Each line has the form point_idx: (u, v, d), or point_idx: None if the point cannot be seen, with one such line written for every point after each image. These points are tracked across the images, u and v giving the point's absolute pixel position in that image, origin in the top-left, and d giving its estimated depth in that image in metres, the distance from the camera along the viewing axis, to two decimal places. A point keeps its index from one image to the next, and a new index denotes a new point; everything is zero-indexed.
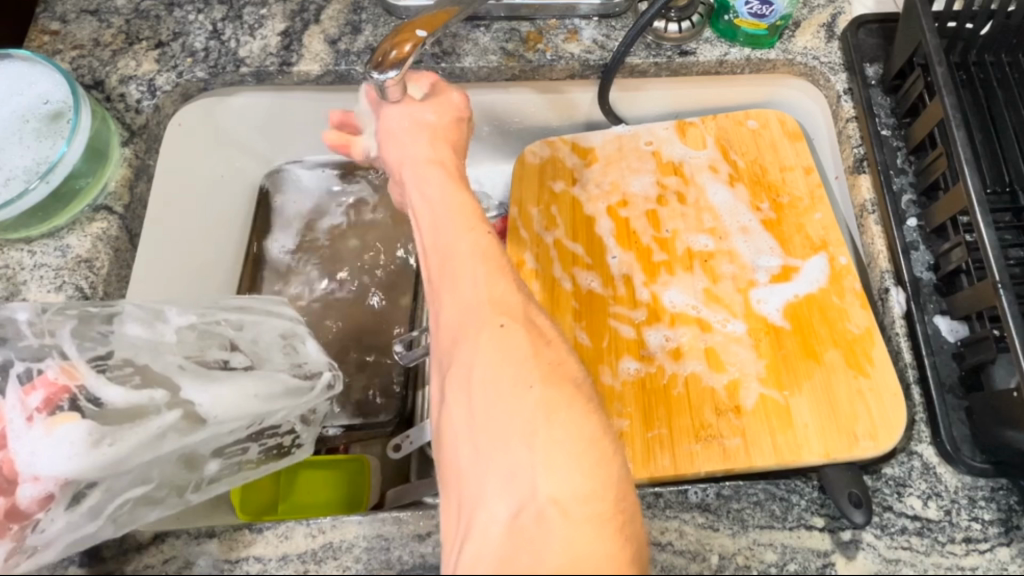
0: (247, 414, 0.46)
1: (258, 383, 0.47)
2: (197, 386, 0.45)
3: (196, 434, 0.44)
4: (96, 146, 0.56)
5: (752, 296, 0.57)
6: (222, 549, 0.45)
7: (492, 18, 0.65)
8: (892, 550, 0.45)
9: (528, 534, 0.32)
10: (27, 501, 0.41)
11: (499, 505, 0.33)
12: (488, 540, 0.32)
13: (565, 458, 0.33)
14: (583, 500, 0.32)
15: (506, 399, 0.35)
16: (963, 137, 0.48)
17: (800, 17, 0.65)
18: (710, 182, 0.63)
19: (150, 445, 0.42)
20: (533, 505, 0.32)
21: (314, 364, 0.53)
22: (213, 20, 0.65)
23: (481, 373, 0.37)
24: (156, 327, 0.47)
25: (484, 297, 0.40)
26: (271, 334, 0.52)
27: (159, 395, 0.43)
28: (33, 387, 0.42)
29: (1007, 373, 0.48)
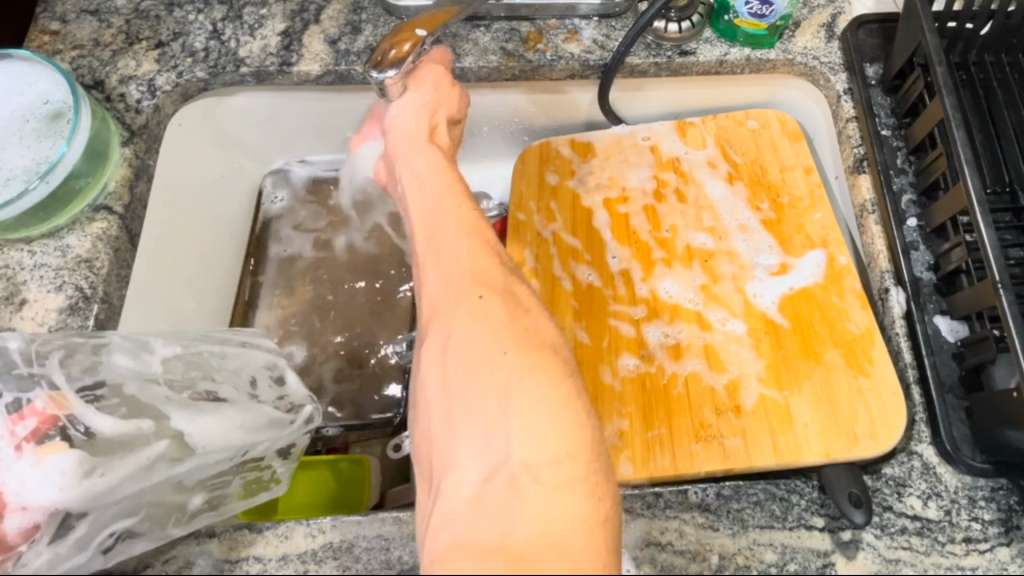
0: (231, 445, 0.46)
1: (244, 416, 0.48)
2: (185, 416, 0.45)
3: (185, 464, 0.44)
4: (96, 146, 0.56)
5: (749, 292, 0.57)
6: (222, 549, 0.45)
7: (492, 18, 0.65)
8: (892, 550, 0.45)
9: (499, 497, 0.33)
10: (12, 532, 0.40)
11: (471, 468, 0.34)
12: (457, 502, 0.34)
13: (538, 422, 0.35)
14: (555, 464, 0.34)
15: (484, 365, 0.37)
16: (963, 137, 0.48)
17: (800, 17, 0.65)
18: (709, 178, 0.63)
19: (139, 475, 0.42)
20: (506, 470, 0.34)
21: (295, 397, 0.53)
22: (213, 21, 0.65)
23: (461, 338, 0.38)
24: (143, 359, 0.47)
25: (467, 270, 0.42)
26: (252, 368, 0.52)
27: (147, 425, 0.44)
28: (21, 417, 0.42)
29: (1007, 373, 0.48)
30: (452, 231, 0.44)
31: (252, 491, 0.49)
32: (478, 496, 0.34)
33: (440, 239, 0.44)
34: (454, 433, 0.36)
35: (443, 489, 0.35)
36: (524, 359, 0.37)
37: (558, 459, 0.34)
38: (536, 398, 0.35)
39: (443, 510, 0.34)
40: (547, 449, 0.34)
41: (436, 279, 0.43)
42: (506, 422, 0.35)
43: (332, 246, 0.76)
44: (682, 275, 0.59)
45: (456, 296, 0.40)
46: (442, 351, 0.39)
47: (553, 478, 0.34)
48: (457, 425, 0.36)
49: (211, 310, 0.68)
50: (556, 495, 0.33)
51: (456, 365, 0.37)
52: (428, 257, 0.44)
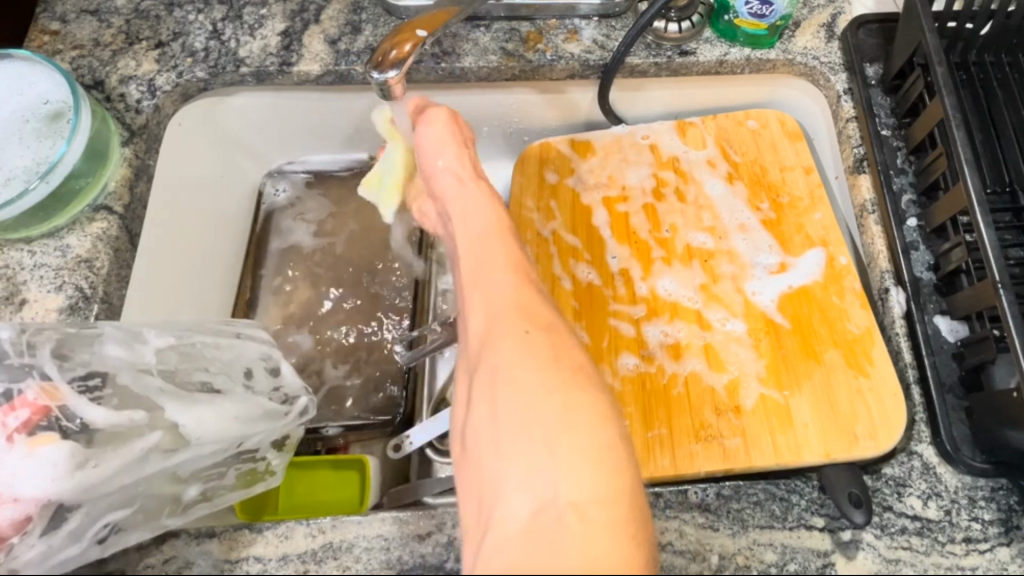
0: (227, 436, 0.47)
1: (238, 407, 0.49)
2: (180, 407, 0.46)
3: (178, 455, 0.45)
4: (96, 146, 0.56)
5: (749, 291, 0.57)
6: (222, 549, 0.45)
7: (492, 18, 0.65)
8: (892, 550, 0.45)
9: (548, 539, 0.31)
10: (4, 523, 0.41)
11: (517, 503, 0.32)
12: (504, 539, 0.31)
13: (584, 462, 0.33)
14: (601, 505, 0.32)
15: (532, 398, 0.35)
16: (963, 137, 0.48)
17: (800, 17, 0.65)
18: (708, 177, 0.63)
19: (132, 467, 0.43)
20: (553, 508, 0.32)
21: (289, 388, 0.54)
22: (213, 20, 0.65)
23: (508, 369, 0.37)
24: (136, 349, 0.48)
25: (513, 304, 0.40)
26: (247, 359, 0.53)
27: (139, 416, 0.45)
28: (12, 407, 0.43)
29: (1007, 373, 0.48)
30: (497, 266, 0.42)
31: (248, 482, 0.50)
32: (526, 535, 0.31)
33: (484, 265, 0.43)
34: (500, 468, 0.34)
35: (492, 524, 0.32)
36: (569, 396, 0.35)
37: (606, 502, 0.32)
38: (583, 438, 0.33)
39: (491, 546, 0.32)
40: (594, 489, 0.32)
41: (481, 306, 0.41)
42: (555, 459, 0.33)
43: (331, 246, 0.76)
44: (684, 277, 0.59)
45: (503, 326, 0.39)
46: (488, 379, 0.37)
47: (600, 518, 0.31)
48: (506, 459, 0.34)
49: (211, 311, 0.68)
50: (605, 536, 0.31)
51: (504, 396, 0.36)
52: (470, 285, 0.43)
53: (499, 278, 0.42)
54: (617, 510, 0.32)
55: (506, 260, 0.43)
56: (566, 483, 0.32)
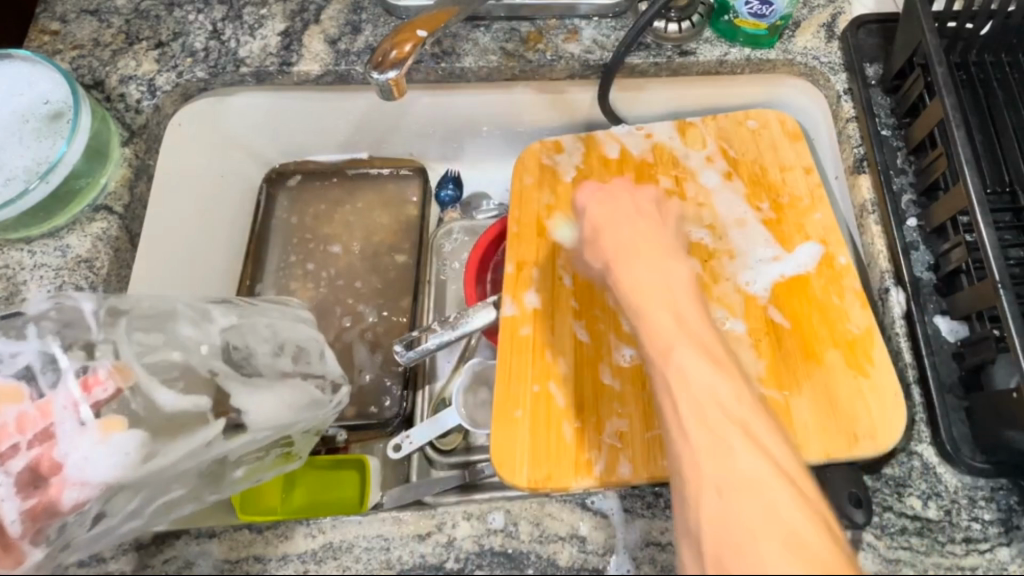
0: (277, 423, 0.49)
1: (292, 395, 0.51)
2: (245, 392, 0.48)
3: (236, 440, 0.47)
4: (96, 146, 0.56)
5: (741, 280, 0.58)
6: (222, 549, 0.45)
7: (493, 19, 0.65)
8: (891, 550, 0.46)
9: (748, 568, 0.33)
10: (67, 503, 0.41)
11: None
12: None
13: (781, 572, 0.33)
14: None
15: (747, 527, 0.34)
16: (963, 138, 0.48)
17: (800, 17, 0.65)
18: (704, 169, 0.64)
19: (196, 453, 0.45)
20: None
21: (334, 376, 0.56)
22: (213, 20, 0.65)
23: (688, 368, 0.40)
24: (204, 327, 0.50)
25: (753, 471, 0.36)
26: (298, 339, 0.55)
27: (204, 403, 0.46)
28: (89, 388, 0.43)
29: (1007, 374, 0.47)
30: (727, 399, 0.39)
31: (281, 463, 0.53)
32: (720, 516, 0.35)
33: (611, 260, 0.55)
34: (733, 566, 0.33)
35: None
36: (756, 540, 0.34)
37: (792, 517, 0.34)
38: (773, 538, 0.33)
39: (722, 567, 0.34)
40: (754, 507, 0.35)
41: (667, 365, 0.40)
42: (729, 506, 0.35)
43: (332, 249, 0.74)
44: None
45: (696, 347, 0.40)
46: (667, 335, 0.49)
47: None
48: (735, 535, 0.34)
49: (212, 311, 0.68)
50: None
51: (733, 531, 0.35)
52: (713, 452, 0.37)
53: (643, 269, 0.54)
54: None
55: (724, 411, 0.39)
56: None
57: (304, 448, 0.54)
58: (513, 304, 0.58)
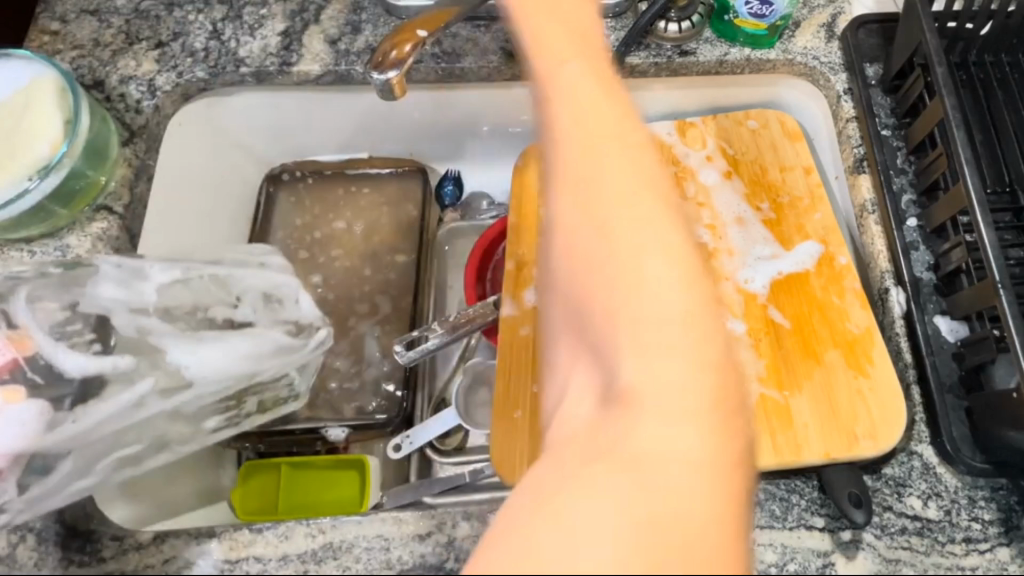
0: (232, 374, 0.52)
1: (250, 344, 0.54)
2: (185, 349, 0.52)
3: (177, 395, 0.51)
4: (96, 145, 0.56)
5: (740, 277, 0.58)
6: (222, 549, 0.45)
7: (493, 18, 0.65)
8: (891, 550, 0.46)
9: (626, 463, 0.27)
10: None
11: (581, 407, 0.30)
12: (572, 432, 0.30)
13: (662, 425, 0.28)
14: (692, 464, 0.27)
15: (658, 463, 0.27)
16: (963, 137, 0.48)
17: (800, 17, 0.65)
18: (704, 168, 0.64)
19: (124, 414, 0.49)
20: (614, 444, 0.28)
21: (307, 321, 0.59)
22: (213, 20, 0.65)
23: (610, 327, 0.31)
24: (134, 287, 0.53)
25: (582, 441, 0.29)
26: (269, 285, 0.58)
27: (122, 363, 0.50)
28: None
29: (1007, 373, 0.48)
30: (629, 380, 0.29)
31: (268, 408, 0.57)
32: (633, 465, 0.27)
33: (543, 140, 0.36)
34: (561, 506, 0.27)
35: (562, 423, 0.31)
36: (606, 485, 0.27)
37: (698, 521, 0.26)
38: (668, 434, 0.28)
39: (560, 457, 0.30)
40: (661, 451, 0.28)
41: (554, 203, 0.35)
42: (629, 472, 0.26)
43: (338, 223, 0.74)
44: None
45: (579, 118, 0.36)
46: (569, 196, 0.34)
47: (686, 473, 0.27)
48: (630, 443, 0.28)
49: None
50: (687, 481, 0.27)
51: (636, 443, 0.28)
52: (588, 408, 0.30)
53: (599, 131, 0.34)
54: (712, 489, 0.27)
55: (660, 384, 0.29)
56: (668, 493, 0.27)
57: (302, 391, 0.59)
58: (513, 304, 0.58)
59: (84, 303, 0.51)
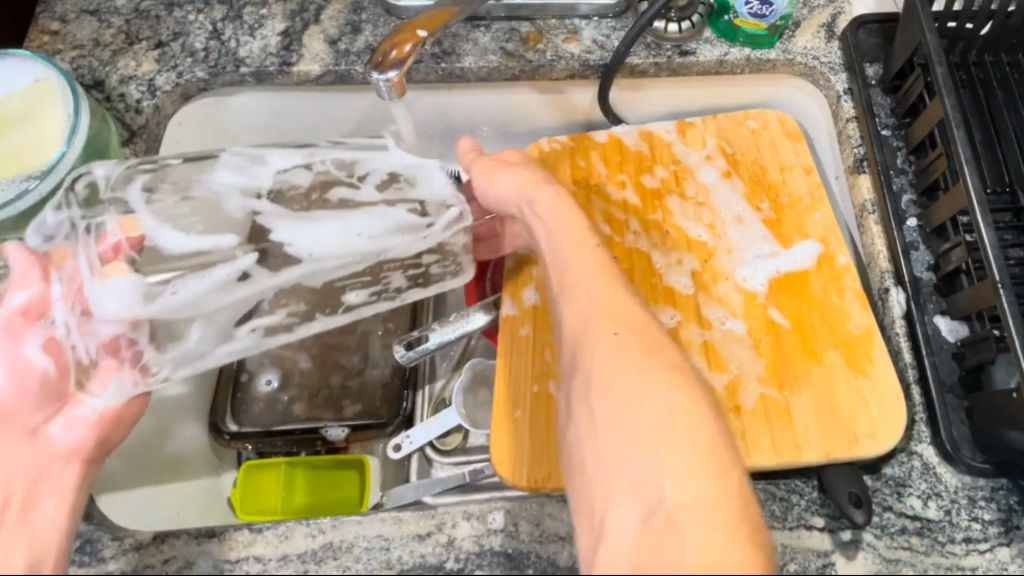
0: (350, 251, 0.50)
1: (369, 223, 0.50)
2: (289, 229, 0.49)
3: (283, 274, 0.49)
4: (97, 148, 0.56)
5: (739, 276, 0.57)
6: (222, 549, 0.45)
7: (493, 19, 0.65)
8: (891, 550, 0.46)
9: (672, 547, 0.35)
10: None
11: (628, 511, 0.36)
12: (624, 535, 0.36)
13: (700, 500, 0.36)
14: (712, 508, 0.36)
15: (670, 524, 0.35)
16: (963, 137, 0.48)
17: (800, 17, 0.65)
18: (704, 166, 0.63)
19: (225, 287, 0.48)
20: (661, 510, 0.36)
21: (436, 199, 0.53)
22: (213, 20, 0.65)
23: (609, 426, 0.39)
24: (249, 172, 0.51)
25: (638, 528, 0.36)
26: (389, 162, 0.54)
27: (226, 241, 0.48)
28: (116, 251, 0.47)
29: (1006, 373, 0.48)
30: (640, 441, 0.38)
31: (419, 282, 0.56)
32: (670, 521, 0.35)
33: (572, 270, 0.49)
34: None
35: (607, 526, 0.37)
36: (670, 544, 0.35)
37: (701, 492, 0.36)
38: (696, 513, 0.35)
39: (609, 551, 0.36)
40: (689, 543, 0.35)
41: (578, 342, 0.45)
42: (674, 547, 0.35)
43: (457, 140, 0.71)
44: (669, 263, 0.59)
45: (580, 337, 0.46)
46: (568, 310, 0.47)
47: (711, 522, 0.35)
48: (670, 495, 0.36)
49: None
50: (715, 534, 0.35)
51: (678, 530, 0.35)
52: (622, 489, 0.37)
53: (589, 293, 0.47)
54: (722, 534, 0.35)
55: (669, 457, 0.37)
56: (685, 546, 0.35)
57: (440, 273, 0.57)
58: (513, 304, 0.58)
59: (197, 190, 0.50)
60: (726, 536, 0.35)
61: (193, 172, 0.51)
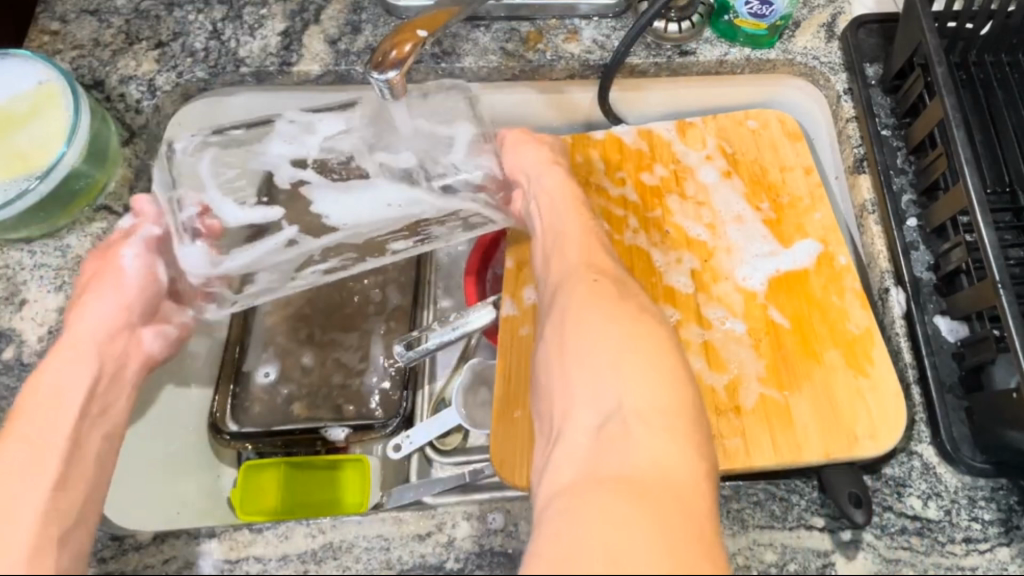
0: (382, 218, 0.57)
1: (392, 194, 0.57)
2: (331, 199, 0.57)
3: (325, 237, 0.57)
4: (96, 149, 0.57)
5: (738, 276, 0.57)
6: (222, 549, 0.45)
7: (493, 18, 0.65)
8: (891, 550, 0.46)
9: (619, 446, 0.34)
10: None
11: (586, 416, 0.37)
12: (579, 443, 0.36)
13: (652, 402, 0.36)
14: (660, 414, 0.36)
15: (625, 429, 0.35)
16: (963, 137, 0.48)
17: (800, 17, 0.65)
18: (703, 166, 0.63)
19: (278, 250, 0.56)
20: (617, 416, 0.36)
21: (469, 165, 0.58)
22: (213, 20, 0.65)
23: (575, 347, 0.40)
24: (302, 141, 0.59)
25: (592, 430, 0.36)
26: (429, 130, 0.59)
27: (271, 215, 0.56)
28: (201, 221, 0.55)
29: (1007, 373, 0.48)
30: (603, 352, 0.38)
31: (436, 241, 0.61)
32: (625, 428, 0.35)
33: (562, 231, 0.51)
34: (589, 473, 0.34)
35: (564, 434, 0.37)
36: (615, 445, 0.35)
37: (662, 404, 0.36)
38: (648, 408, 0.36)
39: (564, 454, 0.36)
40: (641, 441, 0.34)
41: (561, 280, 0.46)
42: (624, 442, 0.35)
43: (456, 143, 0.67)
44: (670, 261, 0.59)
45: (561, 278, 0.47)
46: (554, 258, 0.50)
47: (660, 424, 0.35)
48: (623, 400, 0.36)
49: None
50: (663, 435, 0.35)
51: (630, 432, 0.35)
52: (582, 398, 0.37)
53: (573, 245, 0.49)
54: (672, 435, 0.35)
55: (631, 366, 0.37)
56: (637, 445, 0.34)
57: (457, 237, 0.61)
58: (513, 304, 0.58)
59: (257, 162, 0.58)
60: (676, 442, 0.35)
61: (256, 139, 0.59)
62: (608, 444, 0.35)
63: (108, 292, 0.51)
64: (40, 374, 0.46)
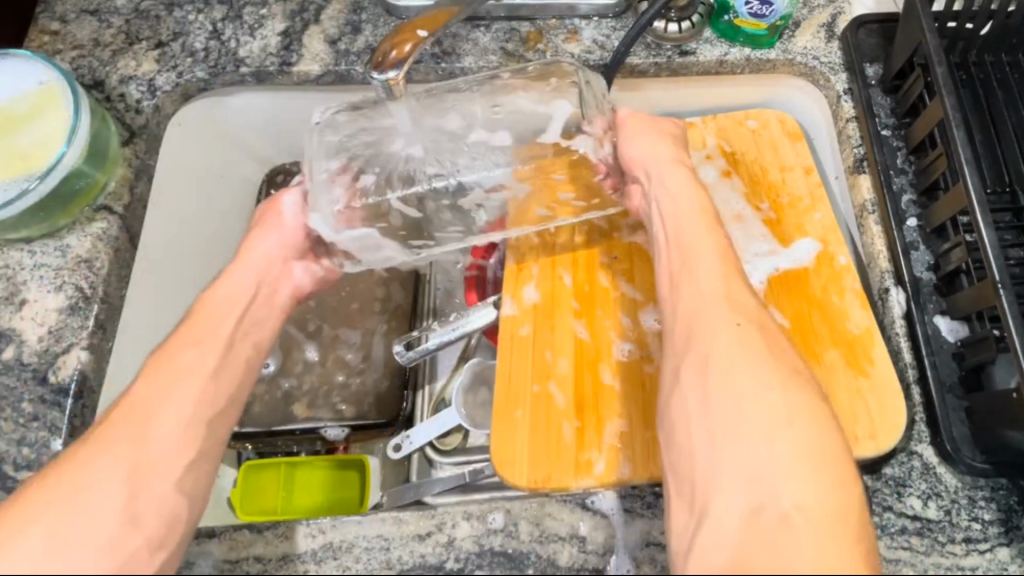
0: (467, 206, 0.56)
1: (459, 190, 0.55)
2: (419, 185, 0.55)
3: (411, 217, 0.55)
4: (95, 148, 0.56)
5: None
6: (222, 549, 0.45)
7: (493, 18, 0.65)
8: (891, 550, 0.46)
9: (776, 546, 0.33)
10: None
11: (736, 499, 0.34)
12: (727, 530, 0.34)
13: (816, 496, 0.34)
14: (825, 516, 0.33)
15: (784, 528, 0.33)
16: (963, 137, 0.48)
17: (800, 17, 0.65)
18: (703, 166, 0.63)
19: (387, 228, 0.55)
20: (775, 509, 0.33)
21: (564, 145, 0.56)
22: (213, 20, 0.65)
23: (722, 412, 0.37)
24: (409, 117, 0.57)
25: (744, 516, 0.34)
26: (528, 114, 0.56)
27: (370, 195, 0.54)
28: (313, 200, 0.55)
29: (1006, 373, 0.48)
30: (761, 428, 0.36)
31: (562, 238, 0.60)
32: (784, 524, 0.33)
33: (690, 247, 0.46)
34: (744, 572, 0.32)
35: (709, 514, 0.35)
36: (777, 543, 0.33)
37: (829, 503, 0.34)
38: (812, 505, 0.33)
39: (711, 538, 0.34)
40: (803, 546, 0.32)
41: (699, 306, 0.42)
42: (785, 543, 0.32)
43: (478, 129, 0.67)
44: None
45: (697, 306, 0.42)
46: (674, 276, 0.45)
47: (826, 530, 0.33)
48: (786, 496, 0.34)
49: None
50: (829, 542, 0.33)
51: (792, 532, 0.33)
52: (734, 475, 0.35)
53: (707, 266, 0.44)
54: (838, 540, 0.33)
55: (792, 450, 0.35)
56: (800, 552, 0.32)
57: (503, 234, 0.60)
58: (513, 304, 0.58)
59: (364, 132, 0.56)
60: (840, 548, 0.33)
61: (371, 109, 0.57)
62: (765, 539, 0.33)
63: (271, 232, 0.54)
64: (214, 290, 0.50)
